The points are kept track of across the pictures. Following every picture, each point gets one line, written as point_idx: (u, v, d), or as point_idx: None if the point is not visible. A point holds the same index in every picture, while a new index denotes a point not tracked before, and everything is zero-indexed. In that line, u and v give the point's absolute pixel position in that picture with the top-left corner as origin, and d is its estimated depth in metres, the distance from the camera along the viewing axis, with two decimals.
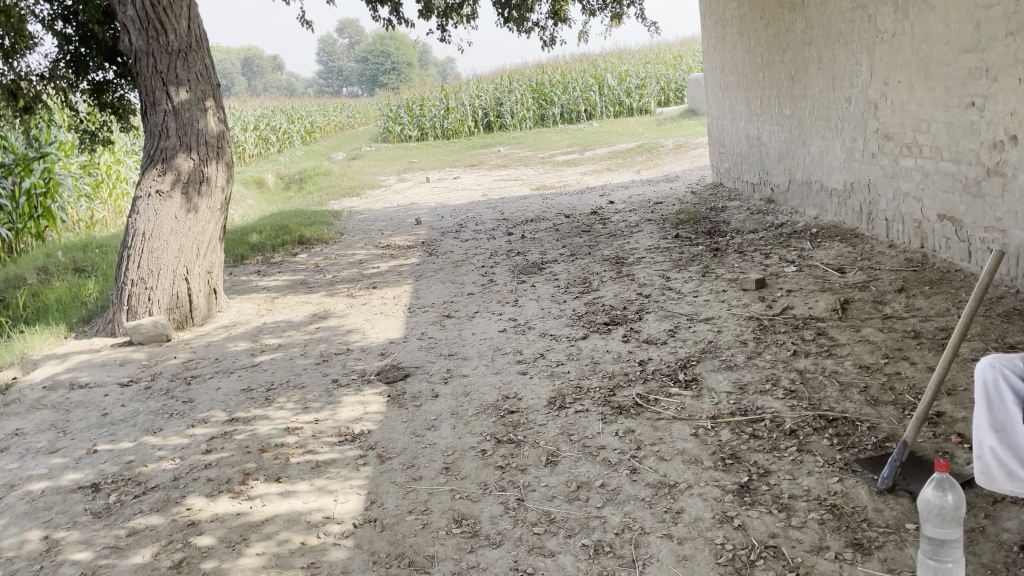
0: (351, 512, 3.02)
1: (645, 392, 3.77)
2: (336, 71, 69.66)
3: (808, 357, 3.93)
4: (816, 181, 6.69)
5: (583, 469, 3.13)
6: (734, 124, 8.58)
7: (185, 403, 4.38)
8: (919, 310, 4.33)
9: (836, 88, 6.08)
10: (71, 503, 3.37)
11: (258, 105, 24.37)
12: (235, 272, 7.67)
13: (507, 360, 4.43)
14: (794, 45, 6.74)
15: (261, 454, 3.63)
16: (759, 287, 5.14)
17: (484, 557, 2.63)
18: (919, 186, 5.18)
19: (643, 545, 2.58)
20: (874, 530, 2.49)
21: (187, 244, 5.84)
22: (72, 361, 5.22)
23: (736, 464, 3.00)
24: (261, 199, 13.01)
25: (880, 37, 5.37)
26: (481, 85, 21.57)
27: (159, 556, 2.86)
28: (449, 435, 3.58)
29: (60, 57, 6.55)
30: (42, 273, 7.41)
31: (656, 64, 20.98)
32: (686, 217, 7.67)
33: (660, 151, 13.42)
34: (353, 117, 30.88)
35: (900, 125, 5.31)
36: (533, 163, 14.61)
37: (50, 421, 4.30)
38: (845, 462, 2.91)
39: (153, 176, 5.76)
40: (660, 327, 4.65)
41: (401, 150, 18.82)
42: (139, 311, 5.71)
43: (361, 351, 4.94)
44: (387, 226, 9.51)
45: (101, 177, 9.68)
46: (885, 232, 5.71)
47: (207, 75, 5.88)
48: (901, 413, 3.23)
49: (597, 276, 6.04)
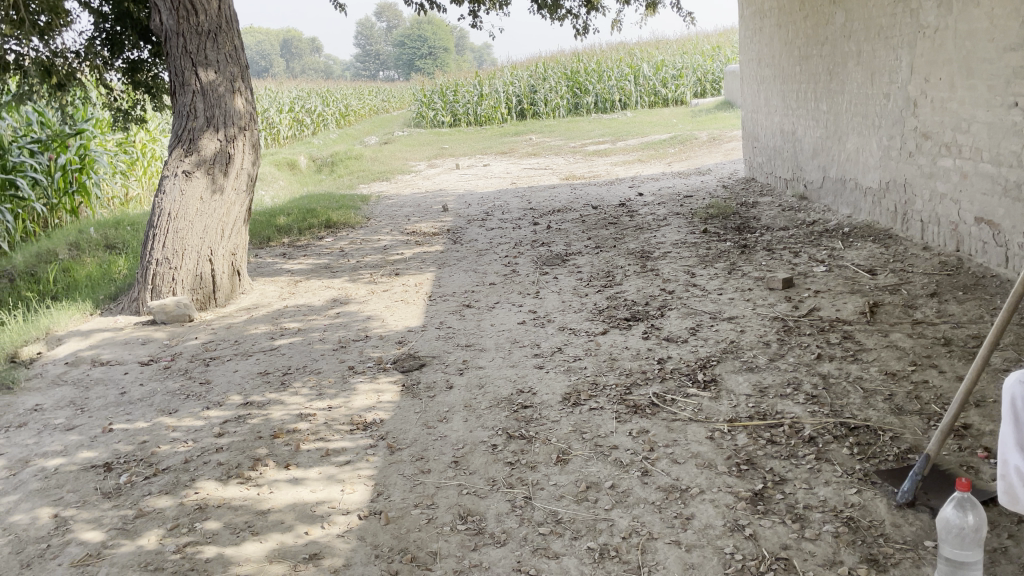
0: (358, 503, 2.99)
1: (661, 391, 3.69)
2: (372, 54, 69.97)
3: (832, 361, 3.82)
4: (851, 179, 6.52)
5: (594, 468, 3.06)
6: (769, 118, 8.40)
7: (202, 384, 4.39)
8: (951, 316, 4.19)
9: (875, 84, 5.92)
10: (83, 482, 3.38)
11: (296, 87, 24.52)
12: (261, 254, 7.69)
13: (524, 354, 4.37)
14: (833, 39, 6.57)
15: (273, 439, 3.61)
16: (786, 287, 5.02)
17: (487, 556, 2.58)
18: (957, 187, 5.02)
19: (650, 551, 2.52)
20: (891, 547, 2.40)
21: (213, 225, 5.84)
22: (96, 339, 5.26)
23: (751, 470, 2.91)
24: (293, 181, 13.07)
25: (922, 33, 5.20)
26: (515, 72, 21.42)
27: (165, 541, 2.85)
28: (460, 428, 3.54)
29: (96, 35, 6.57)
30: (74, 248, 7.48)
31: (693, 55, 20.75)
32: (715, 212, 7.55)
33: (693, 143, 13.24)
34: (388, 101, 30.96)
35: (939, 123, 5.15)
36: (564, 152, 14.47)
37: (69, 397, 4.33)
38: (865, 473, 2.81)
39: (179, 156, 5.78)
40: (681, 325, 4.56)
41: (432, 136, 18.78)
42: (163, 291, 5.72)
43: (379, 339, 4.91)
44: (414, 212, 9.48)
45: (136, 155, 9.75)
46: (920, 234, 5.54)
47: (236, 57, 5.87)
48: (926, 423, 3.12)
49: (620, 270, 5.96)
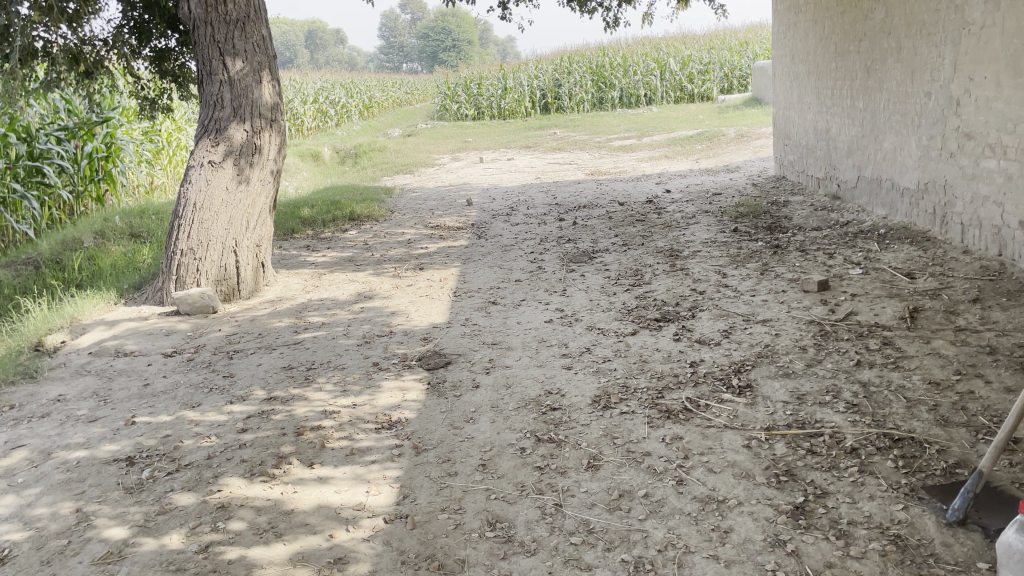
0: (384, 505, 2.92)
1: (695, 396, 3.58)
2: (396, 47, 70.05)
3: (873, 368, 3.69)
4: (887, 179, 6.36)
5: (627, 476, 2.97)
6: (802, 116, 8.23)
7: (226, 377, 4.35)
8: (996, 323, 4.05)
9: (915, 81, 5.76)
10: (105, 476, 3.33)
11: (319, 79, 24.51)
12: (285, 245, 7.65)
13: (552, 354, 4.27)
14: (871, 35, 6.41)
15: (298, 437, 3.55)
16: (822, 289, 4.89)
17: (517, 565, 2.50)
18: (1001, 190, 4.86)
19: (687, 565, 2.42)
20: (942, 568, 2.29)
21: (238, 216, 5.79)
22: (120, 328, 5.24)
23: (790, 482, 2.81)
24: (316, 173, 13.05)
25: (967, 30, 5.04)
26: (539, 65, 21.25)
27: (188, 541, 2.79)
28: (487, 430, 3.45)
29: (124, 23, 6.54)
30: (99, 236, 7.47)
31: (721, 50, 20.55)
32: (745, 210, 7.41)
33: (722, 139, 13.06)
34: (411, 93, 30.89)
35: (983, 124, 4.99)
36: (589, 146, 14.32)
37: (92, 388, 4.30)
38: (912, 488, 2.69)
39: (206, 146, 5.74)
40: (714, 327, 4.44)
41: (456, 129, 18.69)
42: (188, 282, 5.68)
43: (404, 334, 4.84)
44: (438, 206, 9.40)
45: (161, 144, 9.77)
46: (959, 237, 5.38)
47: (265, 47, 5.81)
48: (974, 436, 2.99)
49: (649, 268, 5.84)
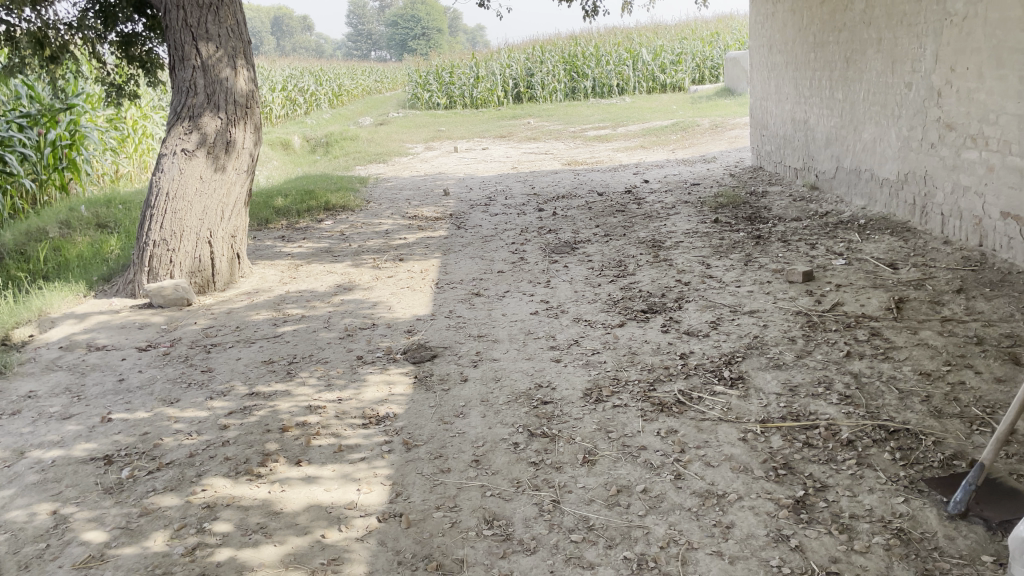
0: (376, 504, 2.85)
1: (686, 388, 3.55)
2: (364, 35, 69.34)
3: (863, 359, 3.69)
4: (866, 170, 6.39)
5: (623, 470, 2.93)
6: (780, 106, 8.24)
7: (204, 372, 4.23)
8: (980, 313, 4.07)
9: (896, 72, 5.77)
10: (82, 476, 3.21)
11: (288, 66, 24.13)
12: (259, 236, 7.50)
13: (540, 346, 4.21)
14: (851, 24, 6.41)
15: (283, 434, 3.46)
16: (806, 279, 4.88)
17: (518, 564, 2.45)
18: (982, 181, 4.89)
19: (691, 562, 2.39)
20: (948, 562, 2.27)
21: (212, 206, 5.63)
22: (90, 322, 5.08)
23: (789, 475, 2.79)
24: (287, 161, 12.86)
25: (949, 20, 5.05)
26: (512, 55, 21.13)
27: (173, 543, 2.70)
28: (479, 424, 3.39)
29: (88, 6, 6.27)
30: (64, 227, 7.25)
31: (692, 40, 20.61)
32: (725, 200, 7.40)
33: (696, 129, 13.09)
34: (381, 81, 30.58)
35: (965, 114, 5.01)
36: (564, 136, 14.26)
37: (64, 384, 4.16)
38: (911, 480, 2.69)
39: (179, 134, 5.57)
40: (701, 318, 4.41)
41: (428, 118, 18.51)
42: (161, 273, 5.52)
43: (387, 327, 4.75)
44: (415, 196, 9.28)
45: (127, 131, 9.51)
46: (940, 227, 5.42)
47: (239, 32, 5.66)
48: (969, 428, 2.99)
49: (632, 259, 5.80)
